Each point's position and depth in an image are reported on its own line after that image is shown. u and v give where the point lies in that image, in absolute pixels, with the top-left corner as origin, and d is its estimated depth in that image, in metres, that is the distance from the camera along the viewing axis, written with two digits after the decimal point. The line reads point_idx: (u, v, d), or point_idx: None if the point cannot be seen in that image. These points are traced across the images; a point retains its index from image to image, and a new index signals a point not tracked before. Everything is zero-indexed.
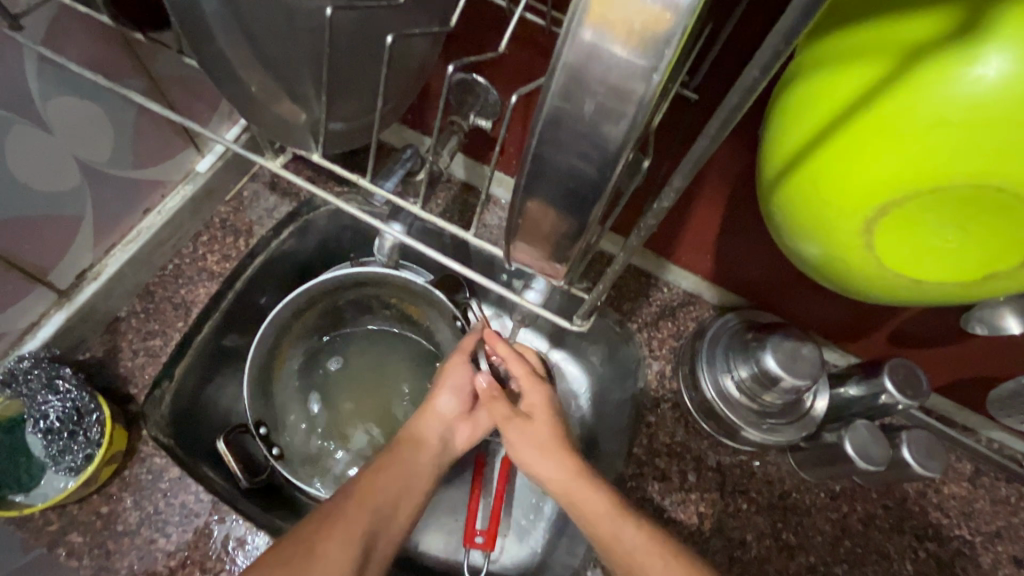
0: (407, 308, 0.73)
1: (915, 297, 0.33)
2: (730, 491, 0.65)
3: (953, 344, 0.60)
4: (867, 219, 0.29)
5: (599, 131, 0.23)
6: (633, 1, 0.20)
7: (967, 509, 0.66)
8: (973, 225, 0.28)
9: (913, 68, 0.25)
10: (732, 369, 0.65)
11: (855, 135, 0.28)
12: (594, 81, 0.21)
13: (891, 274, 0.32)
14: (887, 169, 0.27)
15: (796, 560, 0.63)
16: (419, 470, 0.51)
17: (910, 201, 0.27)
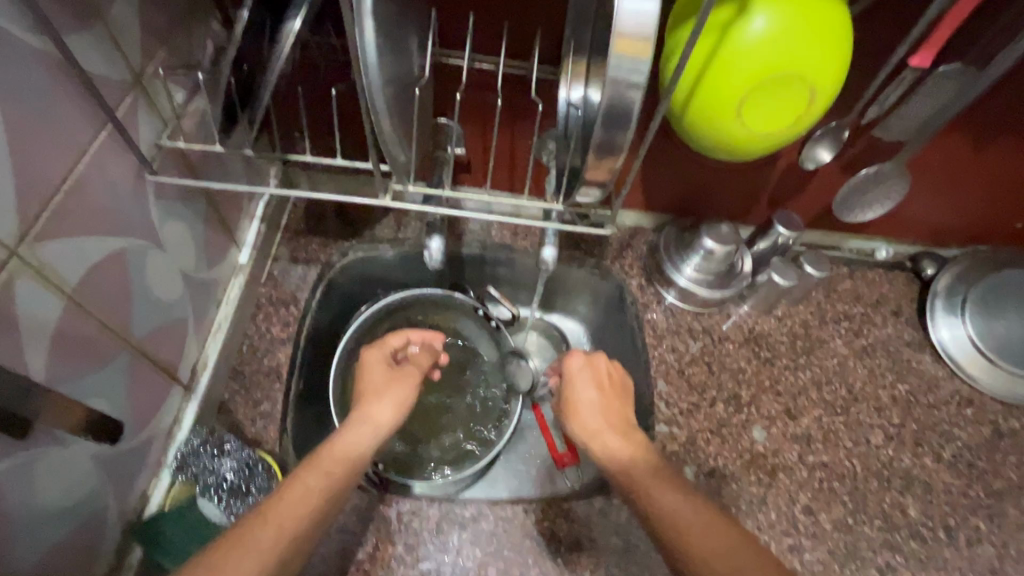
0: (432, 319, 0.96)
1: (774, 145, 0.59)
2: (718, 340, 0.90)
3: (808, 187, 0.88)
4: (734, 112, 0.55)
5: (629, 96, 0.41)
6: (634, 40, 0.38)
7: (854, 294, 0.99)
8: (780, 98, 0.54)
9: (730, 29, 0.51)
10: (687, 260, 0.91)
11: (716, 69, 0.53)
12: (625, 83, 0.40)
13: (757, 137, 0.57)
14: (737, 80, 0.52)
15: (777, 363, 0.89)
16: (330, 487, 0.59)
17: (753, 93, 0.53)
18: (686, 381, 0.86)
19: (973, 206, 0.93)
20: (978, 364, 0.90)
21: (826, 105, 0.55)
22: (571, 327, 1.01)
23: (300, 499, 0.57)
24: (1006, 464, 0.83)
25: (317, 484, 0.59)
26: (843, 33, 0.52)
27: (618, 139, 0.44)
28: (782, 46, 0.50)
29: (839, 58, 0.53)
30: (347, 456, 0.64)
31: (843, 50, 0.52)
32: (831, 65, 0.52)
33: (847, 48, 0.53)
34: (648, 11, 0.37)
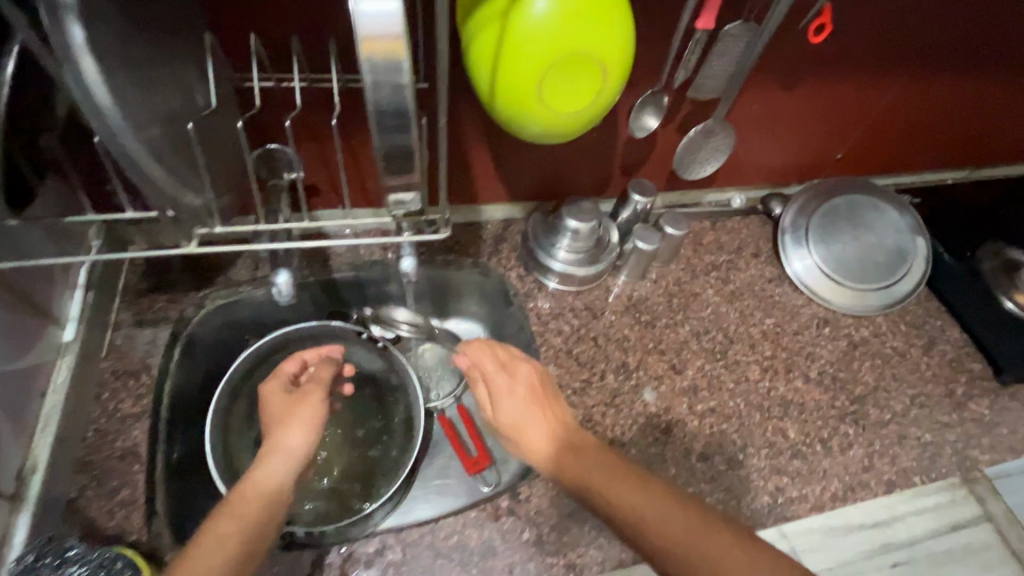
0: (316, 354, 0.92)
1: (584, 126, 0.60)
2: (600, 313, 0.93)
3: (653, 154, 0.93)
4: (534, 96, 0.55)
5: (401, 97, 0.39)
6: (381, 39, 0.37)
7: (718, 244, 1.06)
8: (573, 78, 0.55)
9: (513, 14, 0.51)
10: (557, 244, 0.93)
11: (508, 56, 0.53)
12: (387, 85, 0.39)
13: (566, 120, 0.58)
14: (529, 64, 0.53)
15: (656, 324, 0.93)
16: (247, 526, 0.62)
17: (547, 75, 0.53)
18: (574, 359, 0.87)
19: (798, 144, 1.03)
20: (828, 286, 1.00)
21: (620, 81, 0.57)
22: (467, 327, 1.01)
23: (215, 549, 0.58)
24: (862, 370, 0.93)
25: (231, 529, 0.60)
26: (619, 11, 0.54)
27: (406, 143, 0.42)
28: (564, 27, 0.51)
29: (621, 35, 0.54)
30: (262, 494, 0.66)
31: (622, 27, 0.54)
32: (614, 42, 0.54)
33: (627, 25, 0.55)
34: (390, 9, 0.36)
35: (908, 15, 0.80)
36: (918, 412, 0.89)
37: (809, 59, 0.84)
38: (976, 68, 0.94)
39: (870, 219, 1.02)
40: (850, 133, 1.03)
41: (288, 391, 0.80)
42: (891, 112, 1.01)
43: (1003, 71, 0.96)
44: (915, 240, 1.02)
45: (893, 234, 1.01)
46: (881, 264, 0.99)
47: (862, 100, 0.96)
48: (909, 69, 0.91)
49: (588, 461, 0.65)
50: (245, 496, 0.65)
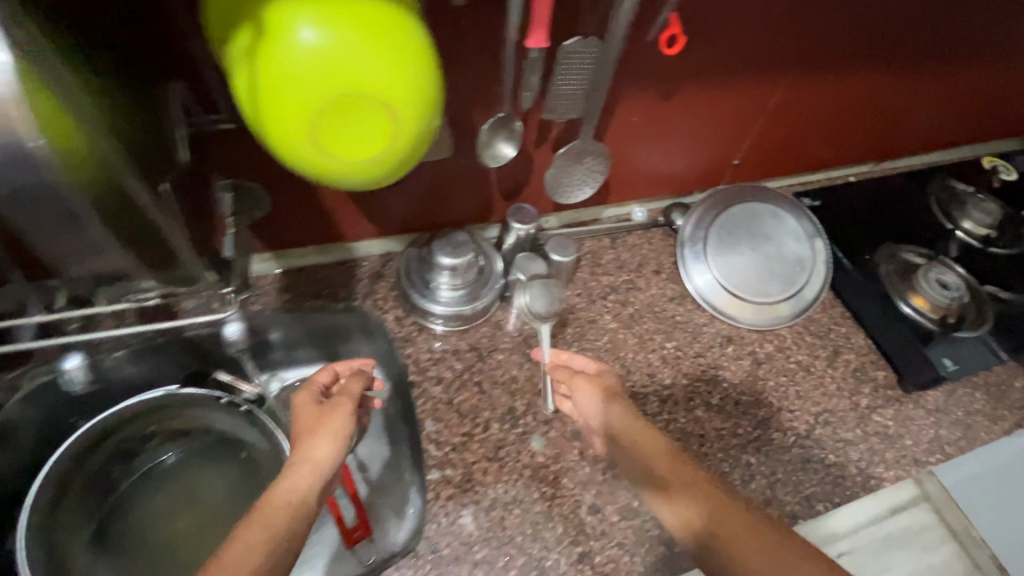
0: (169, 426, 0.82)
1: (385, 171, 0.50)
2: (486, 353, 0.85)
3: (530, 176, 0.85)
4: (310, 142, 0.46)
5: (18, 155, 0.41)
6: None
7: (617, 263, 1.00)
8: (357, 122, 0.46)
9: (267, 43, 0.43)
10: (434, 282, 0.84)
11: (266, 92, 0.44)
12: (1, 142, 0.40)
13: (354, 167, 0.49)
14: (291, 102, 0.44)
15: (549, 361, 0.86)
16: (277, 537, 0.53)
17: (316, 116, 0.45)
18: (455, 410, 0.79)
19: (695, 151, 0.97)
20: (731, 301, 0.94)
21: (416, 122, 0.48)
22: None
23: (244, 555, 0.50)
24: (766, 391, 0.88)
25: (258, 539, 0.52)
26: (410, 48, 0.46)
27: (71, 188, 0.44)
28: (327, 60, 0.43)
29: (412, 75, 0.46)
30: (290, 501, 0.57)
31: (415, 66, 0.46)
32: (402, 83, 0.45)
33: (424, 64, 0.47)
34: None
35: (784, 15, 0.75)
36: (822, 432, 0.85)
37: (684, 66, 0.77)
38: (863, 65, 0.91)
39: (769, 228, 0.98)
40: (748, 137, 0.98)
41: (317, 400, 0.69)
42: (787, 111, 0.96)
43: (892, 66, 0.93)
44: (814, 243, 0.97)
45: (794, 241, 0.97)
46: (782, 275, 0.95)
47: (754, 104, 0.91)
48: (796, 69, 0.87)
49: (686, 475, 0.60)
50: (272, 504, 0.56)
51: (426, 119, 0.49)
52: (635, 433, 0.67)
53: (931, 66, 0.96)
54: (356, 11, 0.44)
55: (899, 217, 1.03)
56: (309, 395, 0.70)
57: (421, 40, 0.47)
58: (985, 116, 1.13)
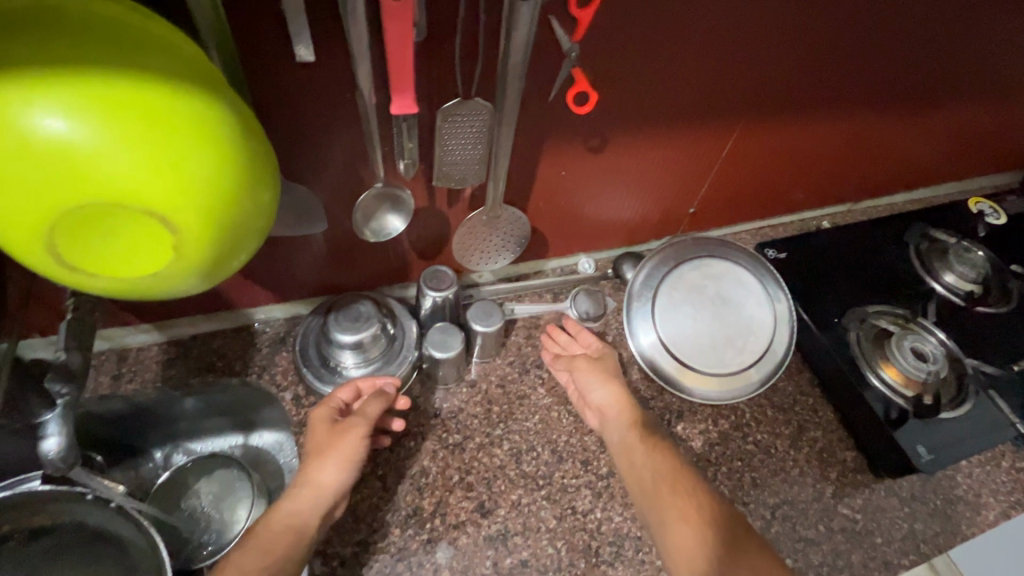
0: (30, 523, 0.69)
1: (177, 279, 0.41)
2: (397, 440, 0.74)
3: (443, 238, 0.75)
4: (66, 253, 0.36)
5: None
6: None
7: (558, 323, 0.90)
8: (121, 232, 0.36)
9: None
10: (336, 356, 0.74)
11: None
12: None
13: (130, 277, 0.39)
14: (16, 208, 0.33)
15: (468, 447, 0.75)
16: (276, 562, 0.55)
17: (55, 225, 0.34)
18: (353, 511, 0.69)
19: (643, 200, 0.87)
20: (683, 372, 0.83)
21: (207, 231, 0.38)
22: (274, 441, 0.79)
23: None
24: (717, 479, 0.78)
25: (259, 562, 0.54)
26: (192, 139, 0.35)
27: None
28: (59, 161, 0.32)
29: (195, 177, 0.36)
30: (291, 527, 0.57)
31: (198, 166, 0.36)
32: (178, 188, 0.35)
33: (214, 162, 0.36)
34: None
35: (720, 63, 0.66)
36: (779, 530, 0.75)
37: (611, 118, 0.67)
38: (827, 109, 0.81)
39: (729, 290, 0.87)
40: (703, 185, 0.88)
41: (336, 412, 0.68)
42: (743, 157, 0.85)
43: (861, 108, 0.83)
44: (773, 307, 0.87)
45: (756, 305, 0.87)
46: (743, 342, 0.85)
47: (705, 153, 0.81)
48: (747, 118, 0.77)
49: (663, 460, 0.64)
50: (274, 528, 0.57)
51: (229, 223, 0.39)
52: (620, 408, 0.72)
53: (906, 107, 0.86)
54: (100, 95, 0.33)
55: (870, 270, 0.93)
56: (330, 407, 0.68)
57: (210, 129, 0.36)
58: (971, 154, 1.03)
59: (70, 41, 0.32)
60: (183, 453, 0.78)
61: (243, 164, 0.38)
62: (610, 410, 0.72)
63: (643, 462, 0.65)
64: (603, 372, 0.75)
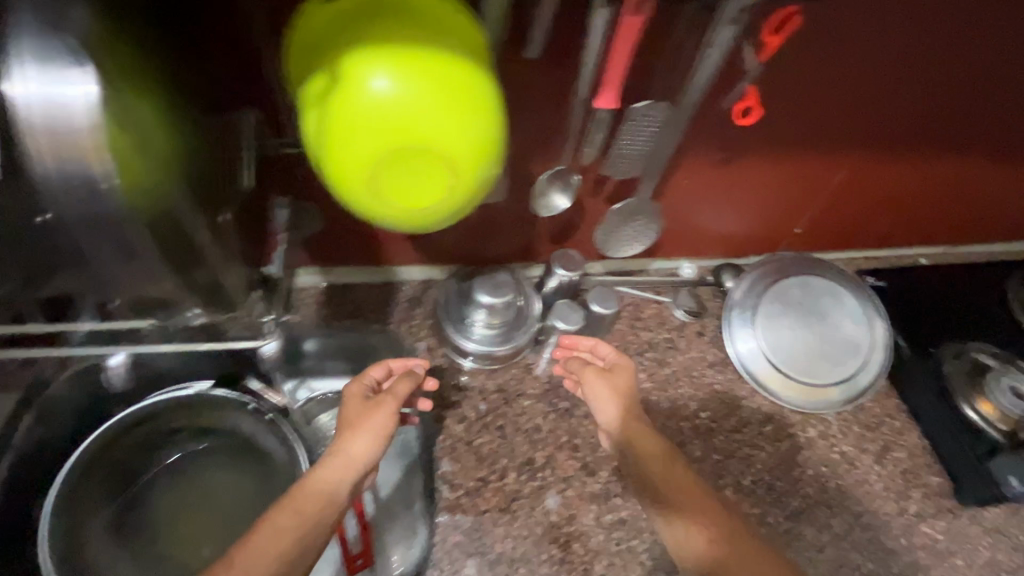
0: (197, 423, 0.82)
1: (441, 218, 0.51)
2: (514, 398, 0.84)
3: (578, 226, 0.85)
4: (369, 186, 0.47)
5: (81, 173, 0.37)
6: (71, 126, 0.36)
7: (659, 319, 0.97)
8: (415, 173, 0.47)
9: (336, 93, 0.44)
10: (470, 316, 0.84)
11: (332, 139, 0.45)
12: (66, 165, 0.37)
13: (410, 213, 0.49)
14: (354, 152, 0.45)
15: (576, 414, 0.83)
16: (304, 532, 0.54)
17: (376, 166, 0.45)
18: (475, 451, 0.78)
19: (757, 216, 0.94)
20: (775, 376, 0.89)
21: (475, 173, 0.47)
22: None
23: (268, 547, 0.52)
24: (803, 480, 0.83)
25: (291, 525, 0.54)
26: (473, 98, 0.45)
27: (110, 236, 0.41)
28: (390, 113, 0.43)
29: (474, 127, 0.45)
30: (322, 496, 0.57)
31: (477, 119, 0.45)
32: (463, 136, 0.45)
33: (486, 117, 0.46)
34: (73, 98, 0.36)
35: (857, 96, 0.72)
36: (861, 535, 0.79)
37: (750, 135, 0.75)
38: (948, 149, 0.85)
39: (828, 307, 0.93)
40: (808, 210, 0.94)
41: (365, 393, 0.68)
42: (859, 185, 0.91)
43: (982, 151, 0.87)
44: (872, 327, 0.92)
45: (854, 325, 0.92)
46: (839, 358, 0.89)
47: (814, 180, 0.88)
48: (868, 150, 0.83)
49: (696, 493, 0.65)
50: (307, 494, 0.57)
51: (485, 172, 0.49)
52: (638, 427, 0.71)
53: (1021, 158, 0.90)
54: (421, 64, 0.43)
55: (968, 308, 0.97)
56: (358, 388, 0.68)
57: (485, 91, 0.46)
58: None
59: (400, 26, 0.44)
60: (307, 389, 0.86)
61: (501, 122, 0.48)
62: (626, 431, 0.71)
63: (671, 482, 0.66)
64: (618, 388, 0.74)
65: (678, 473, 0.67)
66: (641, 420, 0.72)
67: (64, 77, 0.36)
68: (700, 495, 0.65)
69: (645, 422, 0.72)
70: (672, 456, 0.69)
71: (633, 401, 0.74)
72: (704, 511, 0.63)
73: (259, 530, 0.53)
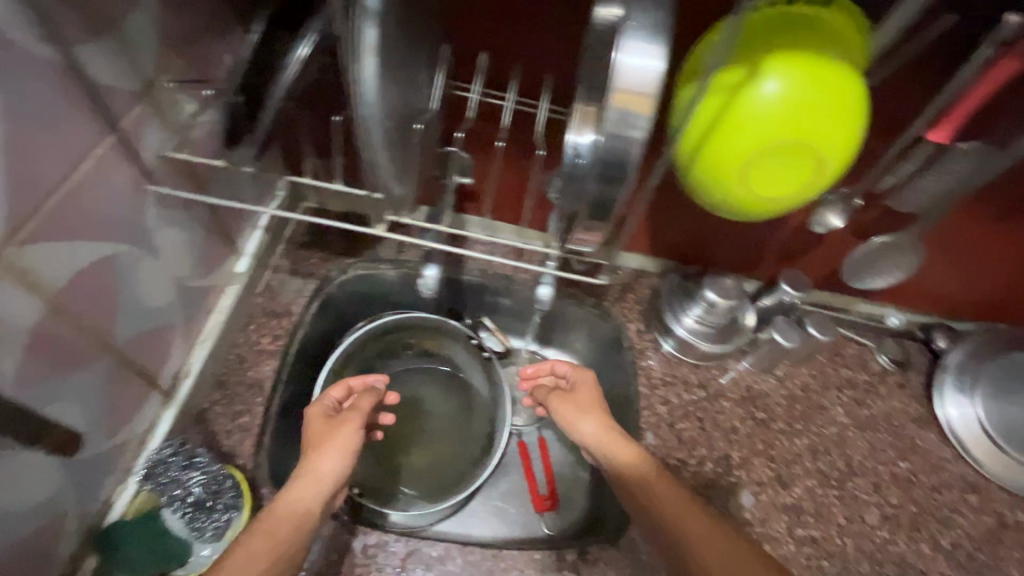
0: (423, 343, 0.95)
1: (782, 207, 0.57)
2: (713, 397, 0.88)
3: (814, 248, 0.86)
4: (739, 176, 0.53)
5: (628, 146, 0.40)
6: (637, 89, 0.37)
7: (860, 361, 0.94)
8: (783, 165, 0.52)
9: (732, 93, 0.50)
10: (687, 310, 0.89)
11: (718, 132, 0.51)
12: (620, 127, 0.39)
13: (760, 200, 0.56)
14: (739, 144, 0.51)
15: (773, 427, 0.86)
16: (288, 541, 0.58)
17: (754, 157, 0.52)
18: (675, 435, 0.84)
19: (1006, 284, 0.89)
20: (985, 447, 0.86)
21: (835, 170, 0.53)
22: (565, 361, 0.97)
23: (250, 561, 0.54)
24: (1007, 560, 0.80)
25: (267, 543, 0.56)
26: (853, 104, 0.50)
27: (611, 194, 0.44)
28: (785, 113, 0.49)
29: (849, 128, 0.50)
30: (294, 514, 0.60)
31: (854, 122, 0.50)
32: (840, 137, 0.50)
33: (859, 120, 0.51)
34: (651, 67, 0.37)
35: None
36: None
37: None
38: None
39: None
40: None
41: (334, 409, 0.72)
42: None
43: None
44: None
45: None
46: None
47: None
48: None
49: (688, 510, 0.63)
50: (281, 511, 0.60)
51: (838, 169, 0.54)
52: (620, 443, 0.71)
53: None
54: (818, 71, 0.48)
55: None
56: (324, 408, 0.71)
57: (861, 96, 0.50)
58: None
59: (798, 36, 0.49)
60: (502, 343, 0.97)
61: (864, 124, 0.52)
62: (600, 444, 0.72)
63: (662, 492, 0.65)
64: (582, 405, 0.76)
65: (671, 493, 0.65)
66: (622, 437, 0.72)
67: (646, 47, 0.37)
68: (684, 511, 0.63)
69: (627, 440, 0.71)
70: (647, 466, 0.68)
71: (605, 417, 0.74)
72: (688, 537, 0.60)
73: (234, 552, 0.55)
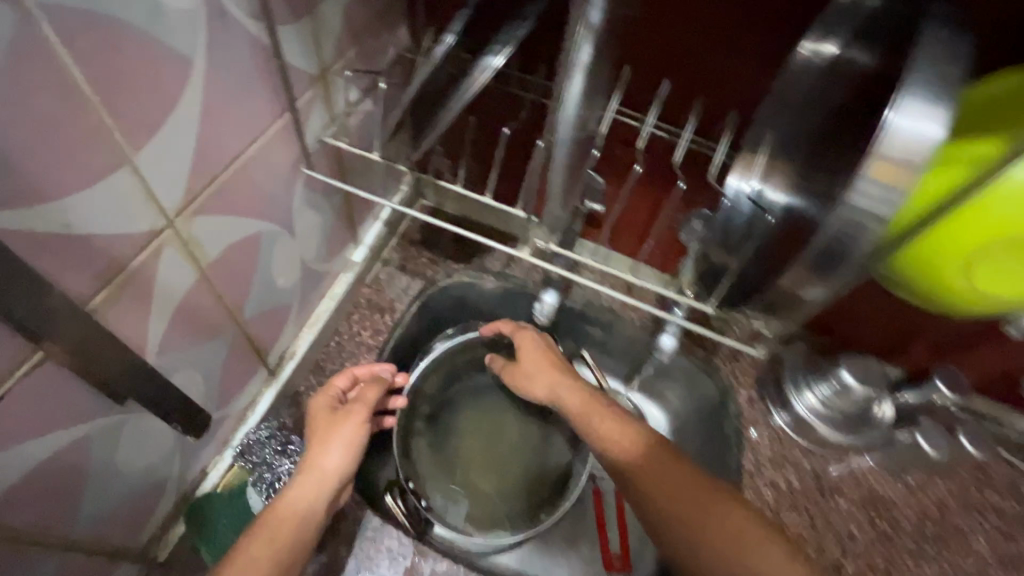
0: None
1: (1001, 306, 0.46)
2: (828, 492, 0.78)
3: (984, 348, 0.74)
4: (965, 273, 0.43)
5: (869, 226, 0.34)
6: (906, 160, 0.31)
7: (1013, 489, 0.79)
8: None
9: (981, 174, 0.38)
10: (814, 387, 0.80)
11: (949, 220, 0.40)
12: (869, 200, 0.33)
13: (979, 296, 0.45)
14: (976, 238, 0.40)
15: (895, 543, 0.75)
16: (290, 549, 0.50)
17: (991, 252, 0.41)
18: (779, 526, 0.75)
19: None
20: None
21: None
22: (653, 413, 0.88)
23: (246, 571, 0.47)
24: None
25: (266, 551, 0.49)
26: None
27: (824, 274, 0.37)
28: None
29: None
30: (298, 517, 0.52)
31: None
32: None
33: None
34: (930, 134, 0.30)
35: None
36: None
37: None
38: None
39: None
40: None
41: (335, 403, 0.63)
42: None
43: None
44: None
45: None
46: None
47: None
48: None
49: (683, 476, 0.51)
50: (280, 513, 0.52)
51: None
52: (601, 410, 0.59)
53: None
54: None
55: None
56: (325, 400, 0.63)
57: None
58: None
59: None
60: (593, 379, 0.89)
61: None
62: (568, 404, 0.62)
63: (652, 463, 0.52)
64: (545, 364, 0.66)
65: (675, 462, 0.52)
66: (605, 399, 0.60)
67: (929, 111, 0.30)
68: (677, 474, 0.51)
69: (603, 401, 0.60)
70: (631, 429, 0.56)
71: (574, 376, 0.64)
72: (681, 510, 0.49)
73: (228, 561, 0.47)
